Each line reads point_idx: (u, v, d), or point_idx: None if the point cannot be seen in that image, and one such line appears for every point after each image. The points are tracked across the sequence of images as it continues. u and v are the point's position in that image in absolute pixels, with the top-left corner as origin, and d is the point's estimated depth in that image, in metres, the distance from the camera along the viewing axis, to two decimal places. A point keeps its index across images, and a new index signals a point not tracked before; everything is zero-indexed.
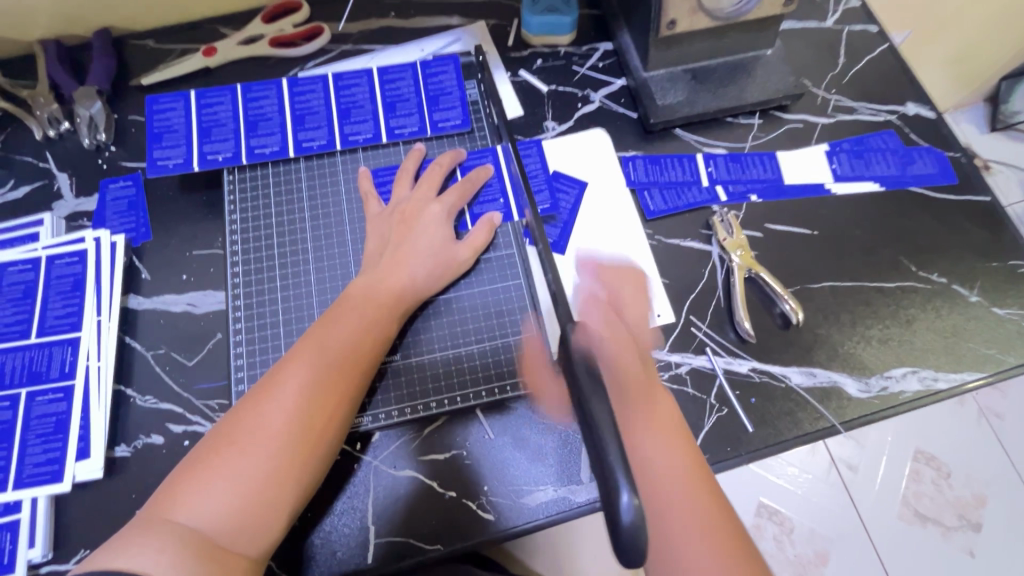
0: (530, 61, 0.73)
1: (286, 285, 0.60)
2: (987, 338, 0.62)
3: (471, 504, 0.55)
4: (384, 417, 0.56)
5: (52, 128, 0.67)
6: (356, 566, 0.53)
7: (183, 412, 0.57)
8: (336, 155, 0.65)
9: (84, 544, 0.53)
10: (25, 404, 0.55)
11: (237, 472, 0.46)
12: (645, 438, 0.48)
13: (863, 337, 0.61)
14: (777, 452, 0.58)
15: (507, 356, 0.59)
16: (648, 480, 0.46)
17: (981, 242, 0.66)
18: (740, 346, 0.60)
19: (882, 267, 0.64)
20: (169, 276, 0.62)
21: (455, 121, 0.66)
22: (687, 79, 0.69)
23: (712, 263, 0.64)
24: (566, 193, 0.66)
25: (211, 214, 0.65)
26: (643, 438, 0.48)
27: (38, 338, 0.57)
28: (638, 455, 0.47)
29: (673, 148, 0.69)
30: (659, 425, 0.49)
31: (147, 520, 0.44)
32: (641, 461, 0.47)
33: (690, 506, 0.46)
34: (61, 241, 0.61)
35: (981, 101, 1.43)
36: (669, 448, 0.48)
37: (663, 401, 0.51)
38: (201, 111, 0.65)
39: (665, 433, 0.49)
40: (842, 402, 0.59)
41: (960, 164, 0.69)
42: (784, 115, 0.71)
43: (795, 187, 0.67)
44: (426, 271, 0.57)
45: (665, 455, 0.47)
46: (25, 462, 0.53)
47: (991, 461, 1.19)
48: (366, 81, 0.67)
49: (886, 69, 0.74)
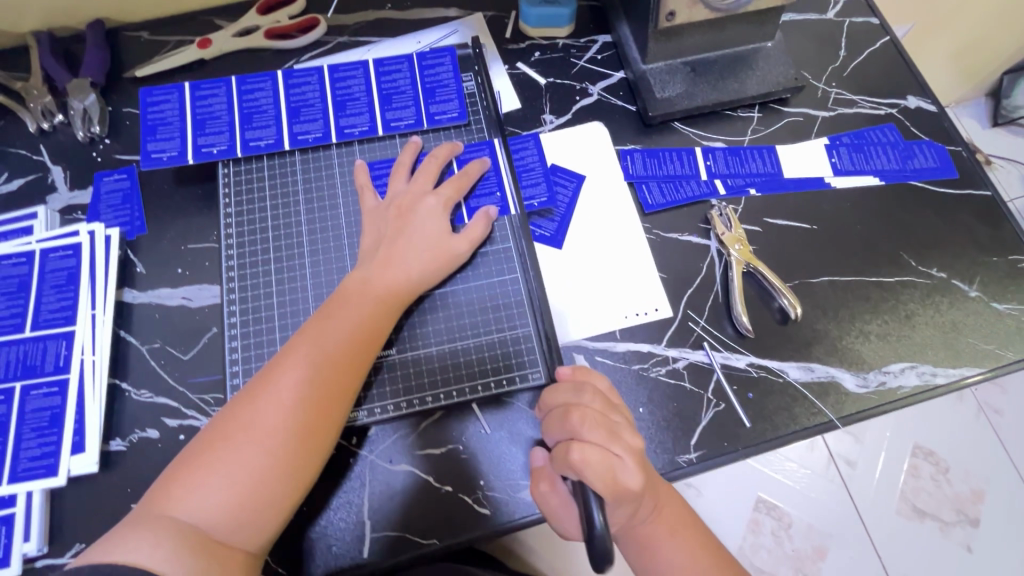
0: (528, 53, 0.72)
1: (282, 278, 0.60)
2: (986, 333, 0.61)
3: (467, 499, 0.55)
4: (380, 412, 0.56)
5: (45, 121, 0.66)
6: (353, 560, 0.53)
7: (178, 406, 0.57)
8: (331, 147, 0.65)
9: (80, 538, 0.53)
10: (20, 398, 0.55)
11: (234, 467, 0.46)
12: (658, 544, 0.49)
13: (862, 332, 0.61)
14: (774, 447, 0.57)
15: (504, 351, 0.58)
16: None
17: (981, 237, 0.65)
18: (738, 341, 0.60)
19: (882, 262, 0.64)
20: (164, 270, 0.62)
21: (452, 114, 0.65)
22: (686, 71, 0.68)
23: (710, 257, 0.63)
24: (564, 187, 0.66)
25: (206, 207, 0.64)
26: (655, 546, 0.49)
27: (32, 332, 0.57)
28: (651, 563, 0.49)
29: (672, 142, 0.69)
30: (664, 519, 0.49)
31: (144, 514, 0.44)
32: (652, 565, 0.49)
33: (675, 529, 0.50)
34: (56, 234, 0.61)
35: (983, 95, 1.42)
36: (680, 541, 0.49)
37: (669, 490, 0.51)
38: (196, 103, 0.64)
39: (675, 529, 0.49)
40: (840, 397, 0.59)
41: (961, 158, 0.69)
42: (784, 108, 0.70)
43: (794, 181, 0.67)
44: (422, 264, 0.57)
45: (677, 549, 0.49)
46: (20, 456, 0.53)
47: (989, 457, 1.19)
48: (362, 73, 0.66)
49: (887, 62, 0.73)
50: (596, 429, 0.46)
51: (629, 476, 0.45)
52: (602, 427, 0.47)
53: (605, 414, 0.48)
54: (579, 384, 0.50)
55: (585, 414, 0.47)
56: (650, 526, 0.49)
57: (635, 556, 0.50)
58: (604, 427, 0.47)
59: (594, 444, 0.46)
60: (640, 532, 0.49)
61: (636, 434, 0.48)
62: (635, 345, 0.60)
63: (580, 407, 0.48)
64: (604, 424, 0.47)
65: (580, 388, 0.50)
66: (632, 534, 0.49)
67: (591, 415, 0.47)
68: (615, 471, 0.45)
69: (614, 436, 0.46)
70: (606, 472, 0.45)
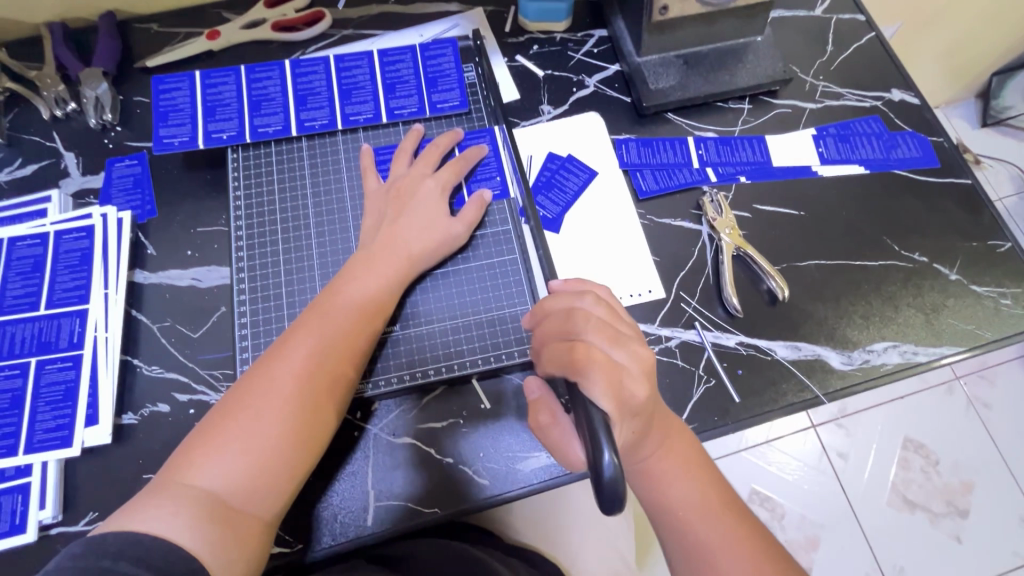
0: (527, 46, 0.74)
1: (289, 259, 0.62)
2: (966, 315, 0.64)
3: (468, 470, 0.57)
4: (384, 384, 0.58)
5: (58, 109, 0.68)
6: (358, 528, 0.55)
7: (188, 381, 0.59)
8: (337, 134, 0.67)
9: (93, 506, 0.55)
10: (35, 372, 0.57)
11: (249, 436, 0.48)
12: (667, 481, 0.51)
13: (848, 313, 0.63)
14: (762, 422, 0.60)
15: (503, 327, 0.60)
16: (670, 519, 0.50)
17: (961, 223, 0.68)
18: (728, 321, 0.63)
19: (866, 247, 0.67)
20: (174, 252, 0.64)
21: (453, 102, 0.68)
22: (679, 64, 0.71)
23: (702, 241, 0.66)
24: (575, 175, 0.68)
25: (214, 192, 0.66)
26: (664, 483, 0.50)
27: (47, 310, 0.59)
28: (660, 498, 0.50)
29: (665, 132, 0.71)
30: (671, 456, 0.51)
31: (162, 485, 0.46)
32: (661, 502, 0.50)
33: (680, 470, 0.51)
34: (69, 217, 0.63)
35: (973, 97, 1.45)
36: (686, 484, 0.51)
37: (677, 427, 0.53)
38: (206, 91, 0.66)
39: (684, 467, 0.51)
40: (826, 374, 0.61)
41: (943, 149, 0.71)
42: (774, 100, 0.73)
43: (783, 169, 0.69)
44: (424, 243, 0.59)
45: (683, 489, 0.50)
46: (35, 429, 0.55)
47: (978, 448, 1.21)
48: (367, 63, 0.69)
49: (873, 57, 0.76)
50: (598, 335, 0.48)
51: (633, 386, 0.47)
52: (604, 332, 0.48)
53: (609, 322, 0.50)
54: (579, 296, 0.52)
55: (588, 316, 0.49)
56: (658, 462, 0.51)
57: (645, 495, 0.51)
58: (609, 333, 0.48)
59: (598, 352, 0.47)
60: (651, 469, 0.51)
61: (641, 345, 0.50)
62: None
63: (585, 313, 0.49)
64: (606, 330, 0.49)
65: (580, 295, 0.51)
66: (641, 472, 0.51)
67: (594, 320, 0.49)
68: (621, 378, 0.46)
69: (616, 343, 0.48)
70: (609, 380, 0.45)
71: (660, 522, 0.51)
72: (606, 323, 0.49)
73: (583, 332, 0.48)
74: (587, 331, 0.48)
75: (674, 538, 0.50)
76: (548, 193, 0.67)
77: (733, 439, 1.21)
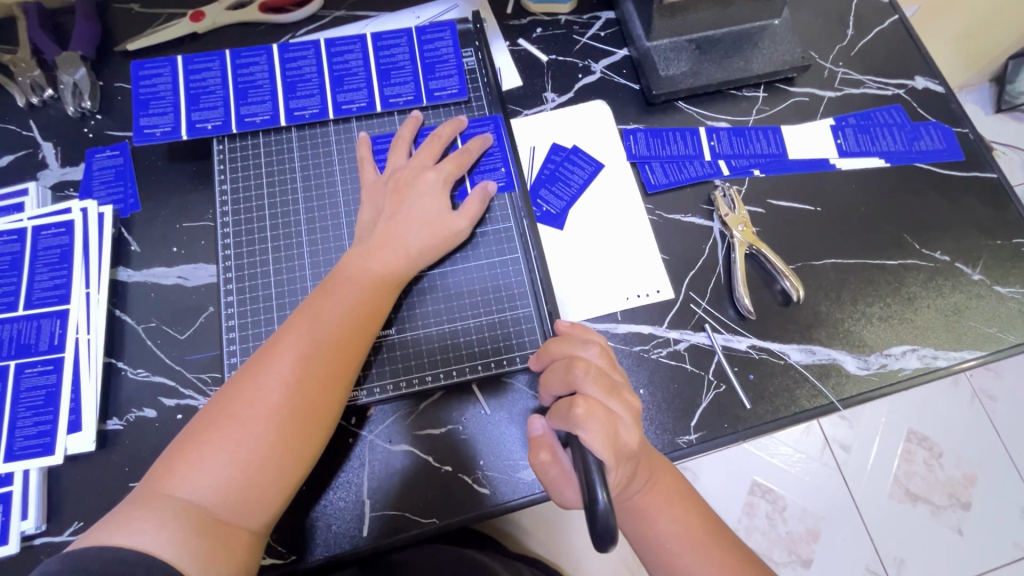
0: (530, 30, 0.70)
1: (279, 257, 0.59)
2: (988, 316, 0.61)
3: (468, 479, 0.55)
4: (380, 392, 0.55)
5: (34, 95, 0.65)
6: (352, 539, 0.53)
7: (175, 386, 0.57)
8: (329, 124, 0.63)
9: (78, 516, 0.53)
10: (15, 376, 0.54)
11: (236, 445, 0.46)
12: (654, 515, 0.48)
13: (864, 315, 0.61)
14: (774, 429, 0.58)
15: (504, 330, 0.58)
16: (659, 554, 0.48)
17: (984, 218, 0.65)
18: (739, 323, 0.60)
19: (885, 245, 0.63)
20: (159, 249, 0.61)
21: (452, 90, 0.64)
22: (691, 49, 0.67)
23: (713, 239, 0.63)
24: (580, 169, 0.64)
25: (201, 184, 0.63)
26: (651, 518, 0.48)
27: (26, 310, 0.56)
28: (647, 533, 0.48)
29: (675, 122, 0.67)
30: (656, 490, 0.49)
31: (144, 495, 0.43)
32: (649, 537, 0.48)
33: (666, 503, 0.49)
34: (46, 211, 0.59)
35: (987, 81, 1.39)
36: (675, 516, 0.49)
37: (661, 457, 0.51)
38: (189, 77, 0.62)
39: (670, 498, 0.49)
40: (840, 379, 0.58)
41: (967, 140, 0.68)
42: (790, 88, 0.69)
43: (800, 162, 0.66)
44: (422, 241, 0.56)
45: (672, 523, 0.48)
46: (16, 435, 0.52)
47: (984, 443, 1.19)
48: (360, 48, 0.65)
49: (895, 41, 0.72)
50: (597, 383, 0.46)
51: (628, 433, 0.45)
52: (603, 382, 0.46)
53: (606, 371, 0.49)
54: (576, 345, 0.50)
55: (586, 363, 0.47)
56: (645, 497, 0.49)
57: (632, 530, 0.49)
58: (607, 383, 0.47)
59: (596, 401, 0.45)
60: (638, 504, 0.48)
61: (634, 394, 0.49)
62: (636, 327, 0.59)
63: (583, 361, 0.47)
64: (604, 379, 0.47)
65: (582, 344, 0.50)
66: (628, 508, 0.49)
67: (594, 368, 0.47)
68: (618, 428, 0.44)
69: (613, 392, 0.47)
70: (607, 430, 0.44)
71: (649, 558, 0.49)
72: (604, 373, 0.48)
73: (583, 385, 0.46)
74: (587, 384, 0.46)
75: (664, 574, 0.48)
76: (552, 187, 0.64)
77: None
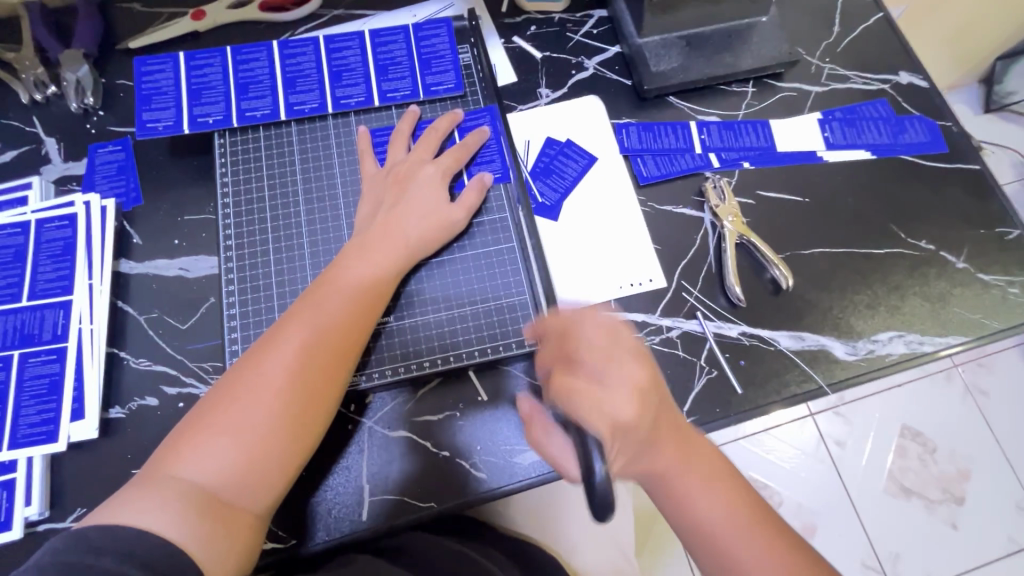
0: (524, 27, 0.72)
1: (279, 245, 0.60)
2: (973, 303, 0.63)
3: (464, 464, 0.56)
4: (378, 376, 0.56)
5: (38, 92, 0.66)
6: (352, 524, 0.54)
7: (177, 374, 0.58)
8: (328, 118, 0.65)
9: (81, 503, 0.53)
10: (19, 365, 0.55)
11: (239, 430, 0.47)
12: (694, 500, 0.48)
13: (852, 303, 0.62)
14: (766, 412, 0.59)
15: (500, 317, 0.59)
16: (705, 539, 0.47)
17: (969, 209, 0.66)
18: (731, 311, 0.61)
19: (872, 234, 0.65)
20: (161, 241, 0.62)
21: (448, 85, 0.65)
22: (681, 45, 0.69)
23: (704, 229, 0.64)
24: (574, 162, 0.66)
25: (202, 178, 0.64)
26: (690, 499, 0.48)
27: (29, 301, 0.57)
28: (689, 517, 0.47)
29: (667, 116, 0.69)
30: (692, 471, 0.48)
31: (148, 477, 0.44)
32: (691, 521, 0.47)
33: (706, 484, 0.48)
34: (50, 205, 0.60)
35: (976, 81, 1.42)
36: (718, 497, 0.48)
37: (694, 438, 0.51)
38: (191, 73, 0.64)
39: (708, 481, 0.48)
40: (830, 364, 0.60)
41: (951, 133, 0.70)
42: (778, 83, 0.71)
43: (788, 155, 0.67)
44: (420, 231, 0.57)
45: (715, 505, 0.47)
46: (19, 423, 0.53)
47: (976, 437, 1.21)
48: (357, 44, 0.66)
49: (880, 38, 0.74)
50: (592, 360, 0.47)
51: (622, 408, 0.45)
52: (600, 357, 0.47)
53: (607, 344, 0.48)
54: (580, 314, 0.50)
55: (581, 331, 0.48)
56: (677, 476, 0.48)
57: (674, 515, 0.48)
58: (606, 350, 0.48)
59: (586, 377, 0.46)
60: (674, 485, 0.48)
61: (640, 367, 0.47)
62: (629, 315, 0.61)
63: (580, 337, 0.48)
64: (600, 354, 0.47)
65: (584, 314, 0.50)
66: (666, 490, 0.48)
67: (590, 345, 0.48)
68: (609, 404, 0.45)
69: (610, 369, 0.47)
70: (597, 410, 0.44)
71: (694, 542, 0.48)
72: (601, 345, 0.48)
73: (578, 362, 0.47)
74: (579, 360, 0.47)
75: (713, 562, 0.47)
76: (547, 179, 0.65)
77: (730, 428, 1.19)
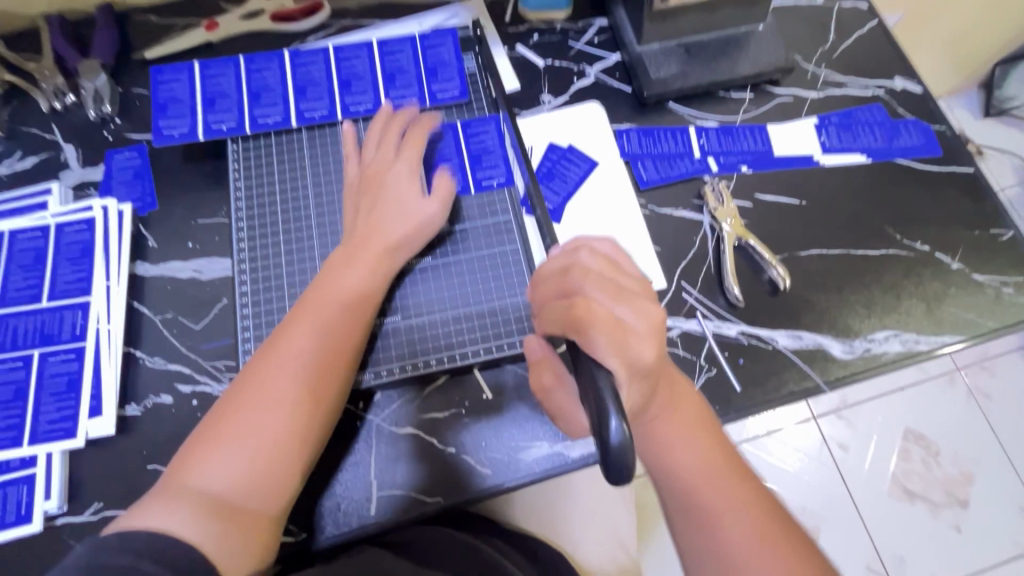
0: (527, 36, 0.74)
1: (290, 247, 0.62)
2: (968, 304, 0.64)
3: (470, 460, 0.57)
4: (386, 374, 0.58)
5: (57, 101, 0.68)
6: (361, 518, 0.55)
7: (191, 373, 0.59)
8: (337, 125, 0.67)
9: (98, 497, 0.55)
10: (39, 364, 0.57)
11: (245, 435, 0.48)
12: (675, 449, 0.50)
13: (850, 303, 0.63)
14: (766, 410, 0.60)
15: (504, 316, 0.60)
16: (679, 488, 0.49)
17: (964, 211, 0.68)
18: (730, 311, 0.63)
19: (869, 236, 0.66)
20: (175, 244, 0.64)
21: (453, 92, 0.67)
22: (680, 53, 0.71)
23: (703, 231, 0.66)
24: (576, 166, 0.68)
25: (215, 183, 0.66)
26: (672, 449, 0.50)
27: (49, 302, 0.59)
28: (669, 465, 0.50)
29: (666, 122, 0.71)
30: (679, 424, 0.51)
31: (164, 488, 0.46)
32: (670, 470, 0.50)
33: (690, 438, 0.51)
34: (69, 209, 0.63)
35: (976, 86, 1.43)
36: (699, 450, 0.51)
37: (687, 396, 0.53)
38: (205, 82, 0.66)
39: (692, 435, 0.51)
40: (828, 362, 0.61)
41: (945, 137, 0.71)
42: (775, 89, 0.72)
43: (785, 159, 0.69)
44: (400, 231, 0.59)
45: (693, 458, 0.50)
46: (39, 420, 0.55)
47: (979, 439, 1.21)
48: (366, 53, 0.68)
49: (875, 44, 0.76)
50: (601, 289, 0.47)
51: (640, 344, 0.45)
52: (606, 286, 0.47)
53: (609, 277, 0.48)
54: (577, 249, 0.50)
55: (587, 272, 0.47)
56: (666, 429, 0.51)
57: (652, 461, 0.51)
58: (617, 289, 0.47)
59: (598, 305, 0.46)
60: (659, 433, 0.51)
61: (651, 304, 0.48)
62: None
63: (584, 267, 0.48)
64: (607, 284, 0.47)
65: (578, 250, 0.50)
66: (651, 438, 0.51)
67: (594, 275, 0.47)
68: (624, 335, 0.45)
69: (619, 298, 0.47)
70: (614, 339, 0.44)
71: (667, 490, 0.50)
72: (605, 277, 0.48)
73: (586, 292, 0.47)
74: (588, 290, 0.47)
75: (682, 510, 0.49)
76: (549, 183, 0.67)
77: (733, 430, 1.20)
